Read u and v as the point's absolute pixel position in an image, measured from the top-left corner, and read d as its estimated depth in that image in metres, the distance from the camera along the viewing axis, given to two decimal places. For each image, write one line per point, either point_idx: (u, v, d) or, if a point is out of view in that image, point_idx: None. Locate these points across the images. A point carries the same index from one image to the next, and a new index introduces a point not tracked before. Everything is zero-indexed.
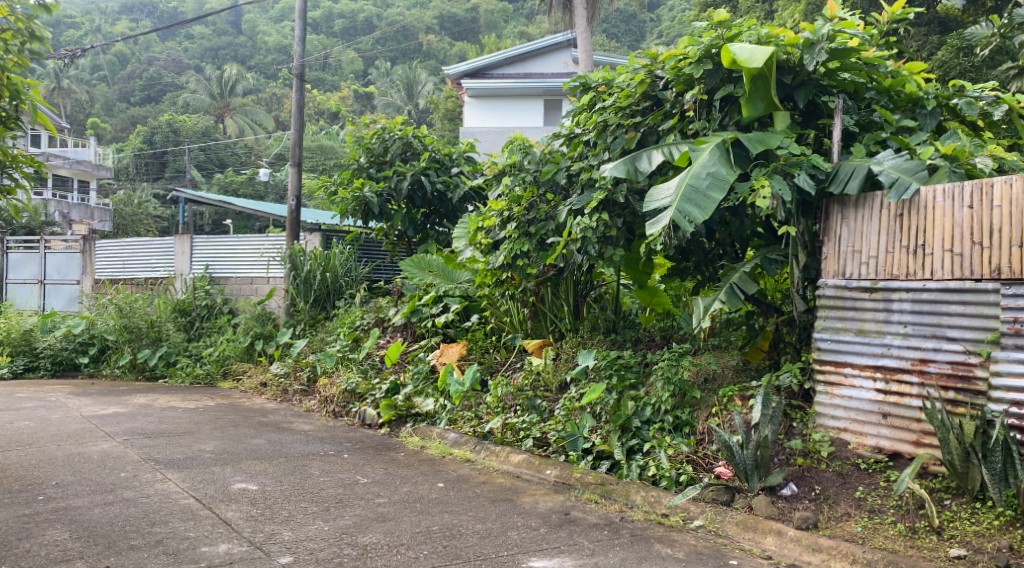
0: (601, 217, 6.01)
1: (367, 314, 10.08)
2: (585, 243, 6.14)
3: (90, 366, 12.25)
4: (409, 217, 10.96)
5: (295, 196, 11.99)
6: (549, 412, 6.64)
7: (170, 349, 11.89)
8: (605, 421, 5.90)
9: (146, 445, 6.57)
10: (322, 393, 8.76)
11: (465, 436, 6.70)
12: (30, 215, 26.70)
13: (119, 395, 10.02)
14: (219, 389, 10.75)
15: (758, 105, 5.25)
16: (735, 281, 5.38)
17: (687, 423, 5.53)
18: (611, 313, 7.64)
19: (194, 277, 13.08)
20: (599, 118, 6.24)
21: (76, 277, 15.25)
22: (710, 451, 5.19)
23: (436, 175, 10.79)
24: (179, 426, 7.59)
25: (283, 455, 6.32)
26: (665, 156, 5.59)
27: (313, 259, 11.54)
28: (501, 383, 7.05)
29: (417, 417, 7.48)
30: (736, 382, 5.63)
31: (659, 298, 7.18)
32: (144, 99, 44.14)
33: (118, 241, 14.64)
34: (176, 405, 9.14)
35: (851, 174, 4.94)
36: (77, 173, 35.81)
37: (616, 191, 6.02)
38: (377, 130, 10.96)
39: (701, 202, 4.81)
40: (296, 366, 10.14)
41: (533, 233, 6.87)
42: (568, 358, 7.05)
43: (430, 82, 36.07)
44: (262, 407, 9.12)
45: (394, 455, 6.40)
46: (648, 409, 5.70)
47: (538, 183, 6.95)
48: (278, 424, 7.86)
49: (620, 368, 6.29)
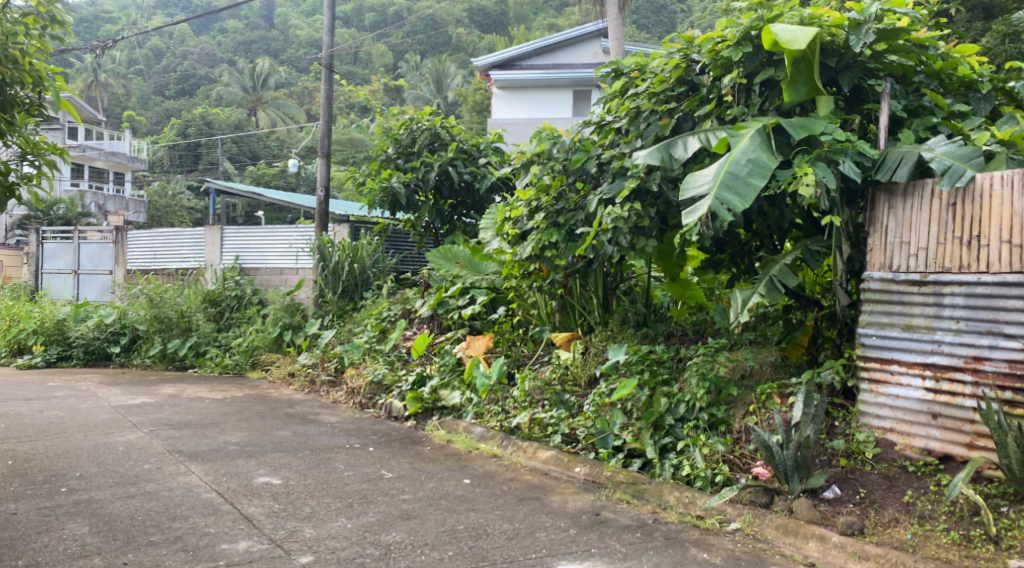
0: (633, 207, 5.81)
1: (395, 305, 9.97)
2: (616, 234, 5.91)
3: (121, 356, 12.25)
4: (436, 208, 10.83)
5: (323, 186, 11.88)
6: (578, 408, 6.47)
7: (200, 339, 11.91)
8: (636, 417, 5.72)
9: (172, 437, 6.48)
10: (349, 385, 8.66)
11: (492, 430, 6.54)
12: (66, 206, 27.02)
13: (148, 385, 9.98)
14: (247, 380, 10.70)
15: (799, 89, 5.04)
16: (775, 273, 5.13)
17: (723, 421, 5.31)
18: (641, 306, 7.40)
19: (223, 268, 13.07)
20: (631, 104, 6.08)
21: (108, 267, 15.30)
22: (747, 451, 5.01)
23: (463, 165, 10.65)
24: (206, 417, 7.52)
25: (309, 447, 6.20)
26: (702, 143, 5.35)
27: (341, 250, 11.44)
28: (529, 377, 6.89)
29: (443, 410, 7.32)
30: (774, 379, 5.46)
31: (692, 290, 7.06)
32: (178, 92, 44.48)
33: (149, 231, 14.64)
34: (204, 396, 9.08)
35: (900, 162, 4.69)
36: (112, 165, 36.28)
37: (650, 179, 5.77)
38: (405, 121, 10.83)
39: (741, 190, 4.53)
40: (323, 357, 10.07)
41: (561, 223, 6.62)
42: (598, 352, 6.89)
43: (460, 74, 35.99)
44: (289, 398, 9.04)
45: (419, 449, 6.27)
46: (682, 407, 5.48)
47: (568, 172, 6.71)
48: (304, 415, 7.77)
49: (653, 363, 6.09)
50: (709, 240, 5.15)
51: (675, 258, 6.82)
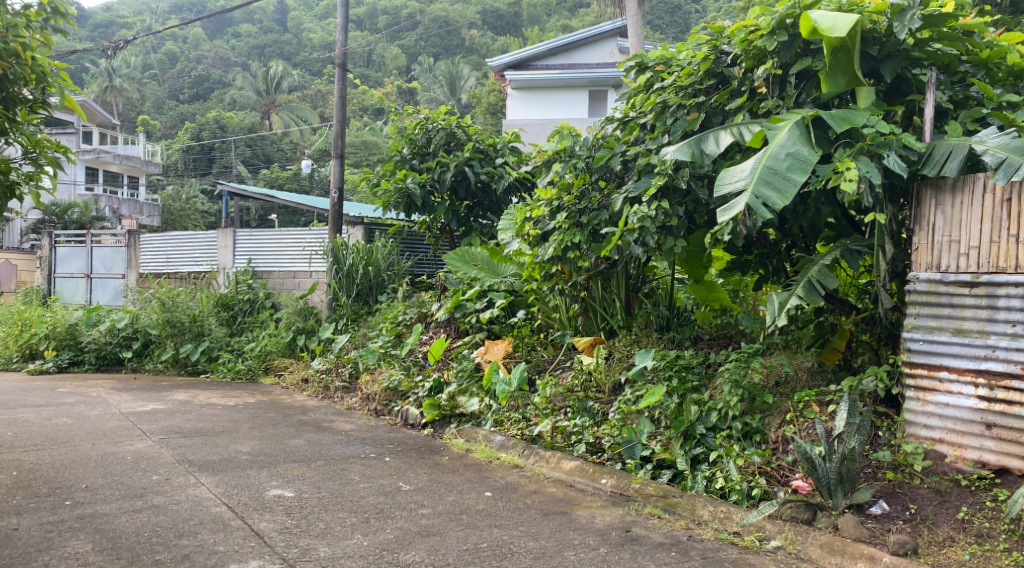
0: (661, 205, 5.54)
1: (410, 309, 9.74)
2: (643, 233, 5.63)
3: (133, 361, 12.09)
4: (453, 209, 10.59)
5: (337, 187, 11.67)
6: (602, 416, 6.22)
7: (212, 344, 11.73)
8: (665, 426, 5.48)
9: (182, 445, 6.24)
10: (364, 391, 8.45)
11: (513, 439, 6.28)
12: (80, 210, 26.94)
13: (160, 391, 9.78)
14: (260, 385, 10.49)
15: (838, 80, 4.81)
16: (814, 275, 4.86)
17: (758, 430, 5.04)
18: (665, 308, 7.13)
19: (236, 272, 12.88)
20: (658, 98, 5.85)
21: (121, 271, 15.14)
22: (785, 463, 4.75)
23: (480, 165, 10.42)
24: (217, 425, 7.29)
25: (324, 457, 5.96)
26: (734, 137, 5.09)
27: (355, 253, 11.20)
28: (550, 383, 6.66)
29: (461, 418, 7.09)
30: (812, 386, 5.22)
31: (717, 295, 6.86)
32: (193, 96, 44.52)
33: (161, 235, 14.48)
34: (216, 402, 8.87)
35: (948, 155, 4.42)
36: (127, 168, 36.29)
37: (677, 176, 5.53)
38: (420, 120, 10.59)
39: (780, 185, 4.26)
40: (337, 362, 9.84)
41: (584, 223, 6.31)
42: (622, 357, 6.64)
43: (473, 77, 35.84)
44: (302, 404, 8.82)
45: (438, 459, 6.02)
46: (714, 416, 5.20)
47: (591, 170, 6.43)
48: (318, 423, 7.54)
49: (681, 369, 5.82)
50: (743, 238, 4.89)
51: (701, 261, 6.59)
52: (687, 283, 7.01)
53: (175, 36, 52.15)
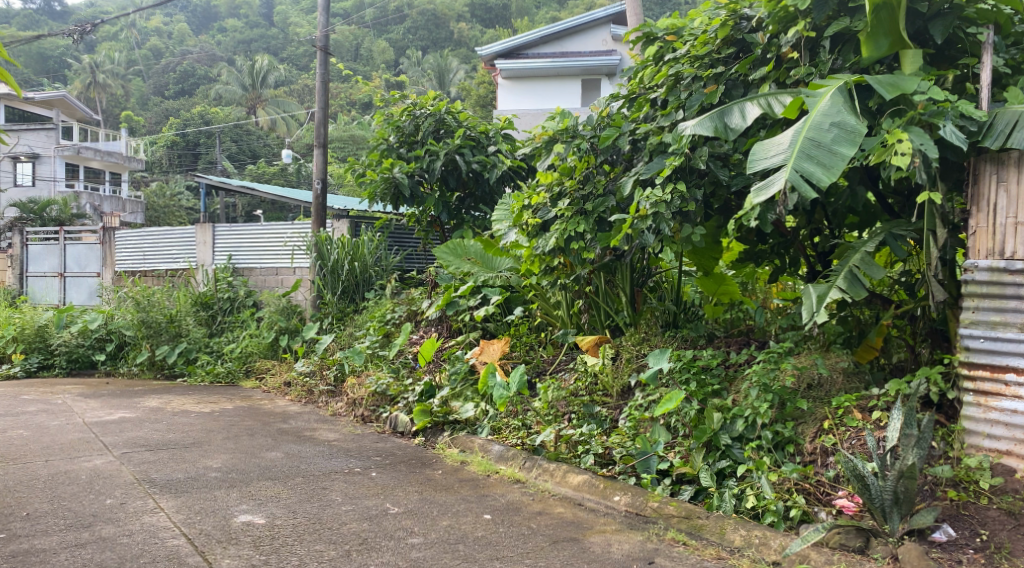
0: (677, 188, 4.96)
1: (399, 306, 9.18)
2: (658, 221, 5.02)
3: (107, 364, 11.50)
4: (443, 201, 9.99)
5: (321, 178, 11.06)
6: (610, 422, 5.67)
7: (190, 345, 11.09)
8: (684, 435, 4.92)
9: (145, 462, 5.61)
10: (350, 395, 7.85)
11: (513, 450, 5.70)
12: (59, 207, 26.28)
13: (131, 397, 9.13)
14: (240, 390, 9.87)
15: (881, 43, 4.26)
16: (856, 264, 4.28)
17: (791, 440, 4.50)
18: (671, 302, 6.62)
19: (214, 269, 12.23)
20: (669, 70, 5.29)
21: (96, 270, 14.47)
22: (826, 479, 4.19)
23: (471, 153, 9.79)
24: (188, 436, 6.67)
25: (303, 473, 5.36)
26: (762, 110, 4.49)
27: (340, 247, 10.60)
28: (552, 386, 6.10)
29: (455, 425, 6.49)
30: (848, 389, 4.69)
31: (727, 288, 6.38)
32: (178, 92, 43.63)
33: (137, 231, 13.80)
34: (190, 409, 8.22)
35: (1014, 125, 3.85)
36: (109, 164, 35.51)
37: (695, 156, 4.98)
38: (407, 106, 9.95)
39: (825, 159, 3.65)
40: (321, 364, 9.23)
41: (589, 211, 5.69)
42: (631, 358, 6.08)
43: (462, 70, 35.21)
44: (284, 410, 8.20)
45: (430, 473, 5.44)
46: (740, 424, 4.64)
47: (596, 152, 5.80)
48: (299, 432, 6.93)
49: (699, 371, 5.24)
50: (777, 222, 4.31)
51: (711, 252, 6.06)
52: (693, 276, 6.52)
53: (160, 32, 51.23)
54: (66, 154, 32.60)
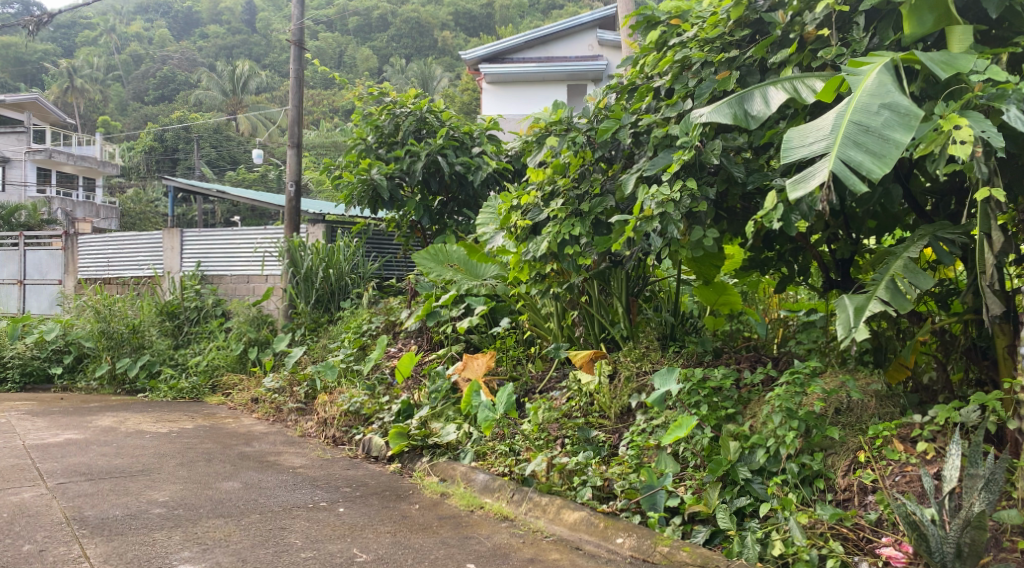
0: (688, 185, 4.38)
1: (376, 317, 8.56)
2: (665, 222, 4.42)
3: (64, 378, 10.81)
4: (424, 205, 9.36)
5: (294, 180, 10.43)
6: (608, 448, 5.09)
7: (153, 358, 10.40)
8: (695, 467, 4.34)
9: (81, 495, 4.95)
10: (321, 414, 7.22)
11: (499, 479, 5.11)
12: (29, 213, 25.58)
13: (84, 415, 8.44)
14: (204, 406, 9.20)
15: (926, 18, 3.68)
16: (899, 272, 3.74)
17: (820, 474, 3.93)
18: (669, 314, 6.07)
19: (182, 276, 11.56)
20: (676, 55, 4.72)
21: (57, 277, 13.75)
22: (867, 523, 3.60)
23: (455, 154, 9.17)
24: (137, 462, 6.01)
25: (260, 509, 4.71)
26: (788, 95, 3.90)
27: (314, 254, 9.98)
28: (542, 407, 5.56)
29: (435, 449, 5.86)
30: (883, 415, 4.10)
31: (728, 298, 5.81)
32: (158, 97, 42.78)
33: (102, 236, 13.09)
34: (146, 429, 7.53)
35: None
36: (83, 169, 34.69)
37: (707, 149, 4.42)
38: (387, 104, 9.38)
39: (877, 145, 3.21)
40: (292, 379, 8.57)
41: (585, 212, 5.12)
42: (631, 376, 5.49)
43: (446, 78, 34.62)
44: (249, 430, 7.54)
45: (405, 508, 4.82)
46: (761, 455, 4.06)
47: (593, 146, 5.20)
48: (263, 456, 6.28)
49: (711, 393, 4.65)
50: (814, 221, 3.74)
51: (715, 259, 5.49)
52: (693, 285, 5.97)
53: (140, 37, 50.38)
54: (38, 158, 31.81)
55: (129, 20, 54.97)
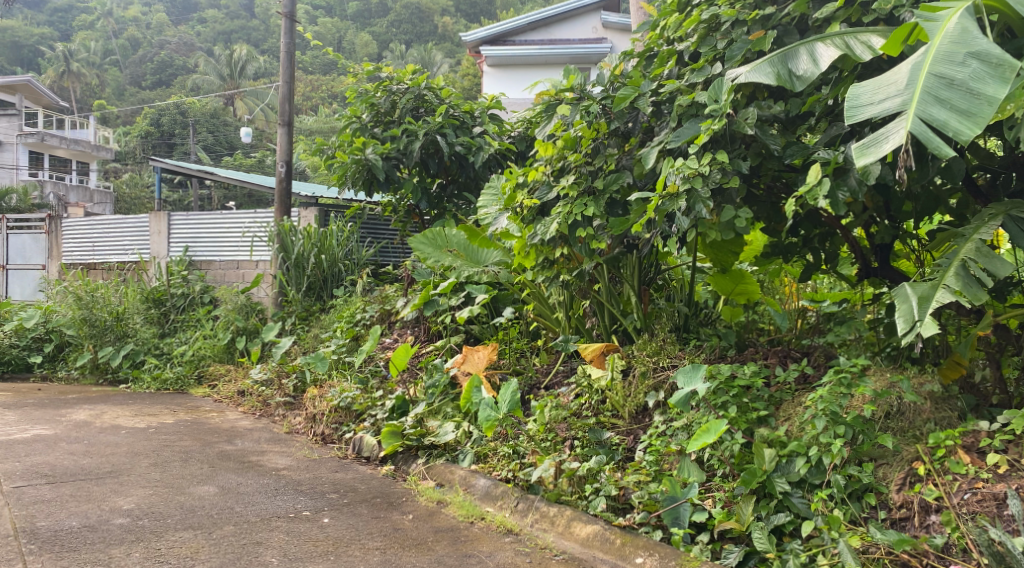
0: (720, 157, 3.86)
1: (370, 305, 8.05)
2: (692, 201, 3.91)
3: (44, 367, 10.31)
4: (422, 187, 8.85)
5: (286, 161, 9.89)
6: (622, 451, 4.62)
7: (137, 347, 9.89)
8: (723, 477, 3.85)
9: (37, 502, 4.46)
10: (310, 409, 6.73)
11: (502, 486, 4.64)
12: (20, 196, 25.13)
13: (59, 407, 7.94)
14: (189, 398, 8.71)
15: None
16: (969, 254, 3.41)
17: (871, 488, 3.44)
18: (684, 304, 5.56)
19: (168, 261, 11.05)
20: (704, 13, 4.20)
21: (41, 262, 13.23)
22: (932, 548, 3.12)
23: (455, 134, 8.63)
24: (107, 462, 5.52)
25: (235, 519, 4.22)
26: (840, 52, 3.43)
27: (306, 239, 9.44)
28: (549, 405, 5.07)
29: (431, 450, 5.37)
30: (940, 420, 3.61)
31: (745, 286, 5.38)
32: (155, 82, 42.09)
33: (88, 219, 12.59)
34: (122, 424, 7.03)
35: None
36: (76, 153, 34.14)
37: (741, 118, 3.92)
38: (383, 80, 8.84)
39: (964, 104, 3.01)
40: (280, 371, 8.07)
41: (598, 190, 4.61)
42: (647, 372, 4.96)
43: (446, 64, 33.98)
44: (233, 426, 7.05)
45: (396, 519, 4.34)
46: (802, 465, 3.56)
47: (609, 117, 4.67)
48: (245, 456, 5.78)
49: (741, 394, 4.15)
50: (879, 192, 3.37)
51: (731, 247, 5.14)
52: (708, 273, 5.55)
53: (138, 22, 49.74)
54: (30, 141, 31.26)
55: (127, 4, 54.22)
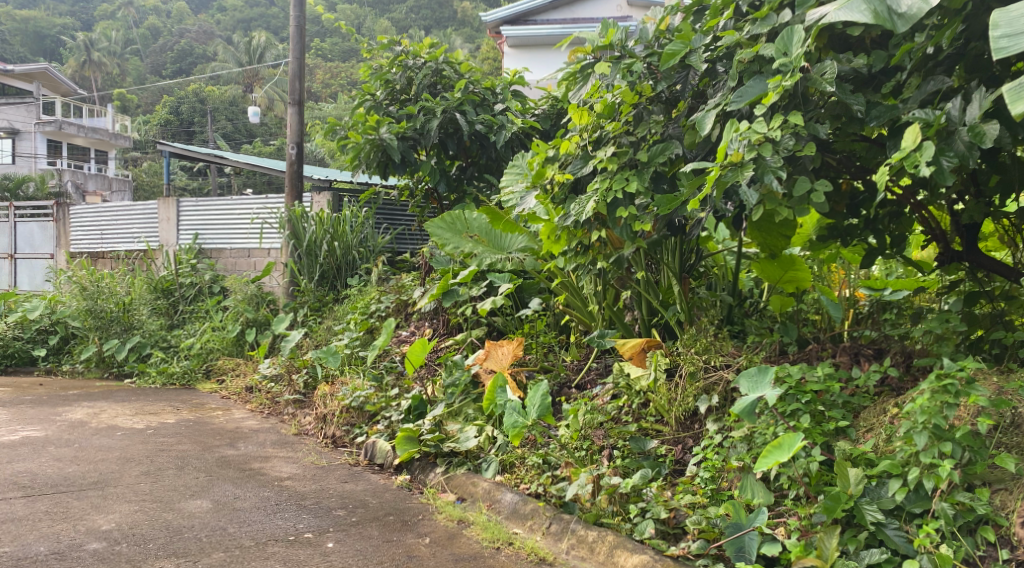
0: (795, 118, 3.25)
1: (386, 295, 7.48)
2: (759, 171, 3.32)
3: (49, 360, 9.83)
4: (441, 169, 8.25)
5: (297, 143, 9.33)
6: (669, 464, 4.04)
7: (143, 340, 9.38)
8: (796, 501, 3.27)
9: (6, 522, 3.93)
10: (320, 409, 6.18)
11: (531, 502, 4.06)
12: (37, 184, 24.85)
13: (57, 405, 7.43)
14: (196, 394, 8.19)
15: None
16: None
17: (988, 521, 2.85)
18: (729, 293, 4.94)
19: (177, 250, 10.54)
20: None
21: (49, 250, 12.78)
22: None
23: (475, 111, 8.01)
24: (95, 470, 4.98)
25: (226, 545, 3.68)
26: None
27: (318, 224, 8.89)
28: (583, 409, 4.48)
29: (451, 458, 4.80)
30: None
31: (797, 274, 4.71)
32: (175, 70, 41.77)
33: (95, 206, 12.12)
34: (119, 424, 6.50)
35: None
36: (95, 141, 33.83)
37: (820, 72, 3.31)
38: (398, 54, 8.22)
39: None
40: (290, 366, 7.51)
41: (641, 162, 4.01)
42: (696, 374, 4.28)
43: (466, 49, 33.31)
44: (238, 427, 6.51)
45: (412, 543, 3.78)
46: (900, 490, 2.98)
47: (654, 78, 4.06)
48: (246, 463, 5.23)
49: (814, 401, 3.55)
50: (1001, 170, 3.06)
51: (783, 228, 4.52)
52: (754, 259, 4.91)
53: (158, 11, 49.43)
54: (48, 129, 30.99)
55: None
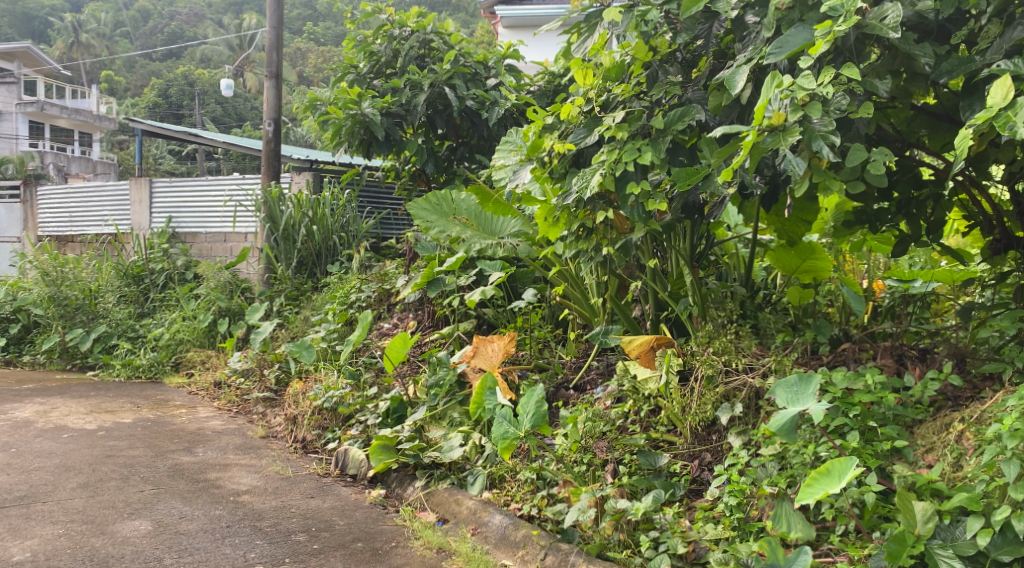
0: (851, 71, 2.66)
1: (368, 284, 6.85)
2: (807, 137, 2.73)
3: (7, 351, 9.11)
4: (429, 148, 7.61)
5: (274, 119, 8.68)
6: (685, 483, 3.47)
7: (109, 330, 8.74)
8: (846, 538, 2.70)
9: None
10: (290, 410, 5.58)
11: (524, 527, 3.48)
12: (15, 166, 24.08)
13: (5, 401, 6.79)
14: (161, 389, 7.56)
15: None
16: None
17: None
18: (743, 285, 4.33)
19: (149, 233, 9.90)
20: None
21: (15, 234, 12.20)
22: None
23: (466, 86, 7.36)
24: (24, 481, 4.35)
25: None
26: None
27: (296, 205, 8.25)
28: (584, 416, 3.89)
29: (433, 470, 4.21)
30: None
31: (815, 264, 4.08)
32: (165, 53, 40.90)
33: (63, 187, 11.48)
34: (68, 424, 5.86)
35: None
36: (78, 123, 32.98)
37: (880, 17, 2.71)
38: (382, 23, 7.54)
39: None
40: (262, 360, 6.89)
41: (656, 130, 3.41)
42: (715, 377, 3.70)
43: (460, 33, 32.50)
44: (201, 428, 5.89)
45: None
46: (982, 530, 2.43)
47: (671, 31, 3.45)
48: (201, 472, 4.62)
49: (863, 415, 2.99)
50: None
51: (810, 211, 3.94)
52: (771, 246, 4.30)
53: None
54: (29, 110, 30.14)
55: None
